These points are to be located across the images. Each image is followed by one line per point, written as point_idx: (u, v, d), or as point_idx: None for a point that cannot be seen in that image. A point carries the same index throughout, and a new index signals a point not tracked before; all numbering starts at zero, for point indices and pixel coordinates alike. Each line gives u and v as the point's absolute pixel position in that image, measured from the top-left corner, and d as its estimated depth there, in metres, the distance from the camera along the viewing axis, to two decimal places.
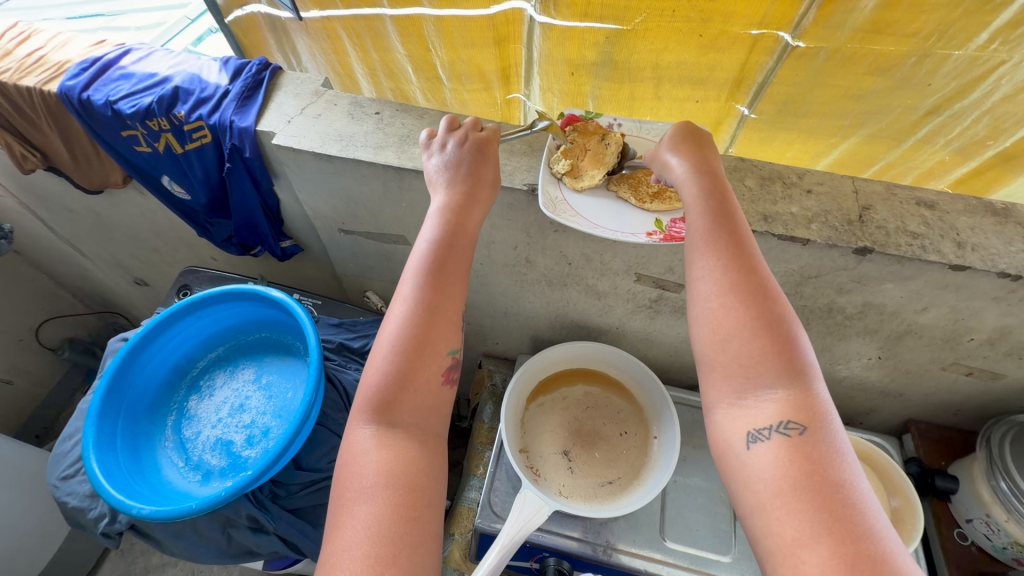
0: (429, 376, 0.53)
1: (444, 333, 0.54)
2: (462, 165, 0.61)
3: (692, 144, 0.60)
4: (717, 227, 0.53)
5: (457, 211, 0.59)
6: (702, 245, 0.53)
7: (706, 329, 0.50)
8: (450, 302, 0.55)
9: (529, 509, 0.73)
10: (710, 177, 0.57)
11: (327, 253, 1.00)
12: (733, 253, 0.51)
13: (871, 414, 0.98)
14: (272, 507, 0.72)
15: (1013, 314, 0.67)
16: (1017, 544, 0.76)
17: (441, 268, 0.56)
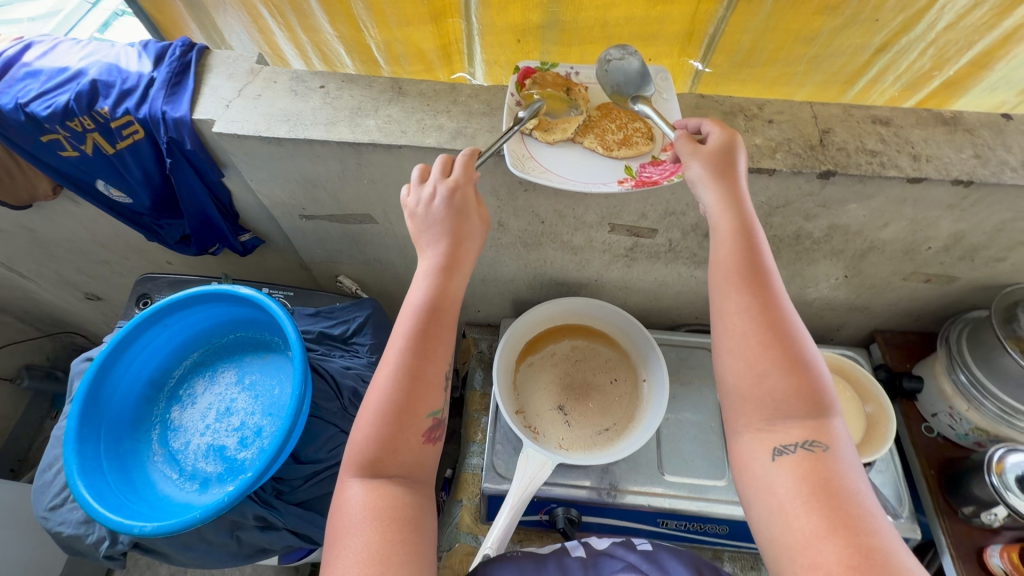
0: (410, 434, 0.51)
1: (421, 396, 0.53)
2: (441, 214, 0.58)
3: (726, 166, 0.58)
4: (736, 266, 0.54)
5: (440, 270, 0.56)
6: (723, 286, 0.54)
7: (733, 369, 0.51)
8: (428, 364, 0.53)
9: (533, 465, 0.77)
10: (731, 208, 0.56)
11: (291, 243, 0.96)
12: (759, 295, 0.52)
13: (840, 330, 1.04)
14: (278, 503, 0.72)
15: (966, 219, 0.71)
16: (978, 429, 0.83)
17: (425, 332, 0.54)
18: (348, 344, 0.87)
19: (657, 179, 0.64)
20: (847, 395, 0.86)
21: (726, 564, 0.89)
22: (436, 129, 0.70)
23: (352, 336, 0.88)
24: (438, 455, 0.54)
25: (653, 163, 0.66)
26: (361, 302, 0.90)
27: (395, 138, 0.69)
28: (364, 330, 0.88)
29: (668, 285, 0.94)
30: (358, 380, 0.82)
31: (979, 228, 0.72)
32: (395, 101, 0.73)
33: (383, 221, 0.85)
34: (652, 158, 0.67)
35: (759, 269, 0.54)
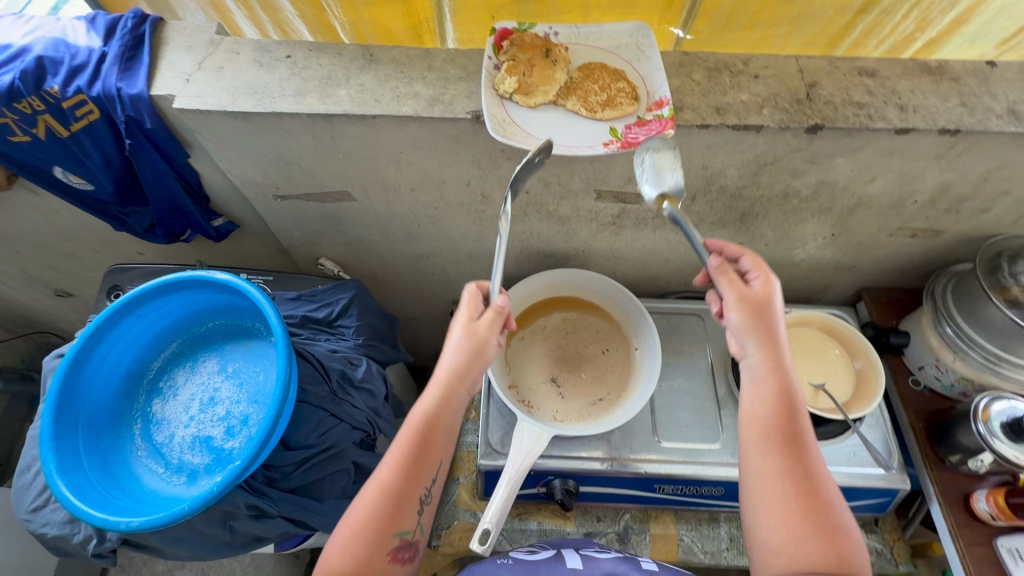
0: (380, 552, 0.55)
1: (396, 516, 0.56)
2: (456, 347, 0.63)
3: (766, 326, 0.62)
4: (770, 426, 0.59)
5: (446, 396, 0.61)
6: (758, 442, 0.58)
7: (772, 532, 0.54)
8: (409, 489, 0.57)
9: (529, 438, 0.76)
10: (770, 368, 0.61)
11: (267, 226, 0.92)
12: (794, 456, 0.57)
13: (828, 290, 1.04)
14: (270, 491, 0.70)
15: (952, 170, 0.70)
16: (964, 379, 0.85)
17: (418, 459, 0.58)
18: (333, 327, 0.85)
19: (641, 140, 0.63)
20: (834, 350, 0.88)
21: (723, 526, 0.90)
22: (412, 96, 0.67)
23: (337, 319, 0.86)
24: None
25: (638, 123, 0.64)
26: (343, 283, 0.88)
27: (369, 108, 0.66)
28: (349, 312, 0.86)
29: (656, 252, 0.93)
30: (346, 363, 0.81)
31: (965, 178, 0.72)
32: (366, 69, 0.70)
33: (362, 198, 0.82)
34: (638, 118, 0.64)
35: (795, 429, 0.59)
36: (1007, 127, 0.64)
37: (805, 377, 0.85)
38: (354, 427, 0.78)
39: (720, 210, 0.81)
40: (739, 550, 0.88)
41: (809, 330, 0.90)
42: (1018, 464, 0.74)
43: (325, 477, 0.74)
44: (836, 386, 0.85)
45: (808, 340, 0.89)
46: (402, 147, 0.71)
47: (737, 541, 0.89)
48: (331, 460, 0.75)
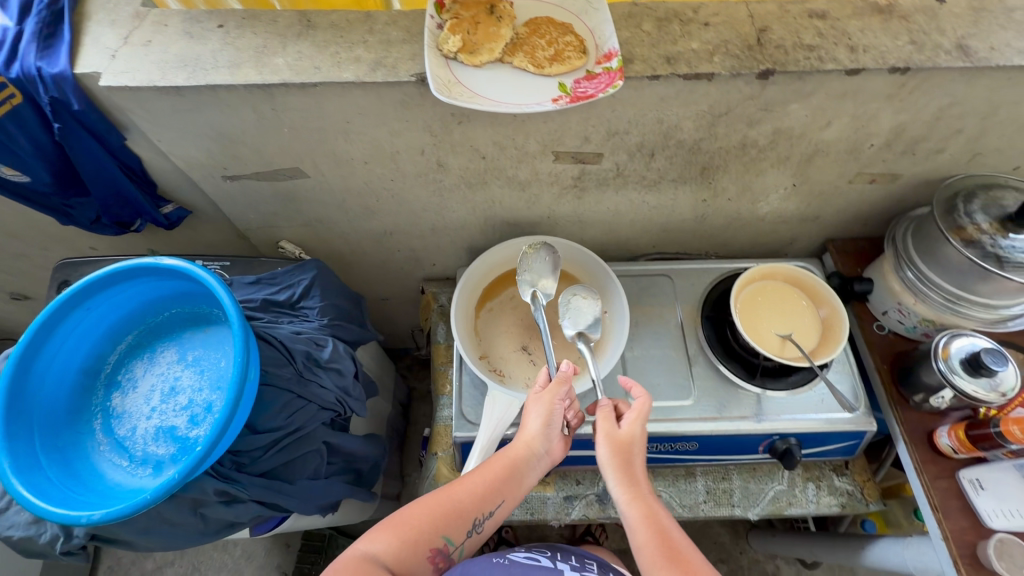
0: (421, 540, 0.63)
1: (451, 521, 0.65)
2: (534, 409, 0.70)
3: (626, 464, 0.67)
4: (655, 546, 0.62)
5: (531, 442, 0.70)
6: (651, 561, 0.61)
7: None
8: (471, 505, 0.66)
9: (501, 407, 0.77)
10: (642, 498, 0.65)
11: (220, 210, 0.89)
12: (679, 567, 0.60)
13: (794, 243, 1.05)
14: (239, 476, 0.69)
15: (905, 110, 0.70)
16: (925, 320, 0.86)
17: (497, 485, 0.68)
18: (297, 308, 0.83)
19: (592, 93, 0.61)
20: (800, 301, 0.89)
21: (699, 479, 0.91)
22: (353, 61, 0.64)
23: (300, 301, 0.84)
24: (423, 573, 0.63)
25: (587, 77, 0.62)
26: (303, 265, 0.85)
27: (309, 76, 0.63)
28: (311, 293, 0.84)
29: (621, 214, 0.92)
30: (311, 344, 0.80)
31: (918, 118, 0.72)
32: (304, 35, 0.66)
33: (314, 173, 0.79)
34: (587, 72, 0.63)
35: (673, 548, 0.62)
36: (956, 62, 0.64)
37: (773, 328, 0.86)
38: (323, 406, 0.77)
39: (680, 166, 0.80)
40: (716, 501, 0.90)
41: (774, 283, 0.91)
42: (975, 398, 0.76)
43: (296, 458, 0.74)
44: (804, 335, 0.86)
45: (773, 292, 0.89)
46: (349, 116, 0.68)
47: (713, 493, 0.91)
48: (302, 441, 0.74)
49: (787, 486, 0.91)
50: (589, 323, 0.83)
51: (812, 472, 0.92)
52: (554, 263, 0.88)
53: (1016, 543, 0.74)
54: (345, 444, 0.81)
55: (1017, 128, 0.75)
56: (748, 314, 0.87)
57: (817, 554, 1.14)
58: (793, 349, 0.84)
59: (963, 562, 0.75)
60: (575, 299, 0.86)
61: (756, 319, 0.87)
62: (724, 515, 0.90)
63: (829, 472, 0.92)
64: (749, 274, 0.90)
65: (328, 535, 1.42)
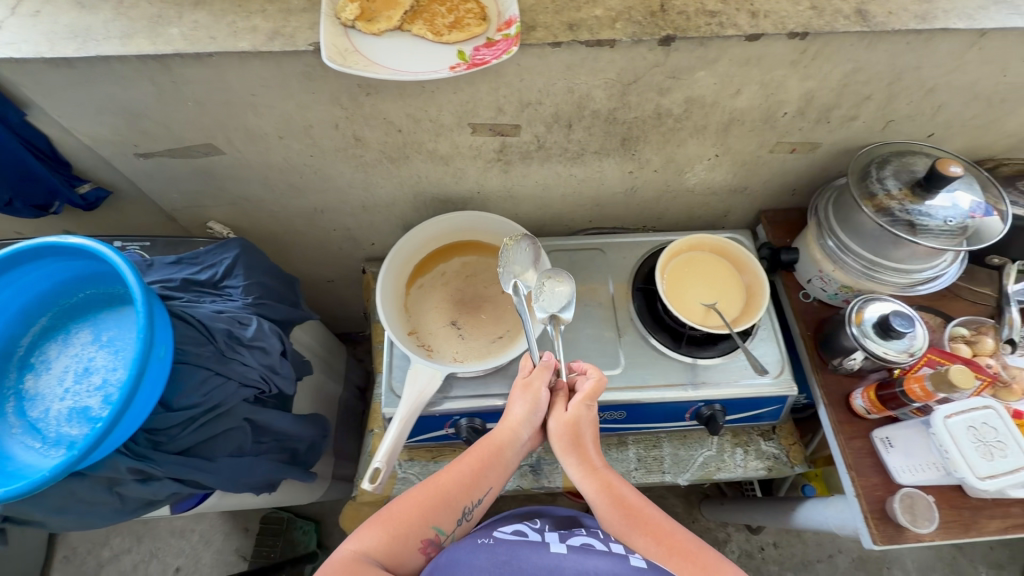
0: (413, 535, 0.62)
1: (440, 511, 0.65)
2: (517, 397, 0.73)
3: (580, 441, 0.71)
4: (619, 512, 0.66)
5: (516, 427, 0.71)
6: (622, 528, 0.65)
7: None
8: (459, 492, 0.67)
9: (423, 379, 0.77)
10: (602, 473, 0.69)
11: (142, 189, 0.87)
12: (645, 528, 0.64)
13: (729, 216, 1.06)
14: (154, 453, 0.69)
15: (811, 77, 0.71)
16: (845, 287, 0.88)
17: (479, 469, 0.69)
18: (220, 288, 0.83)
19: (489, 60, 0.60)
20: (726, 271, 0.90)
21: (631, 447, 0.94)
22: (250, 31, 0.63)
23: (223, 280, 0.83)
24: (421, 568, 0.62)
25: (486, 45, 0.62)
26: (226, 243, 0.85)
27: (203, 46, 0.62)
28: (235, 273, 0.84)
29: (551, 187, 0.93)
30: (234, 323, 0.79)
31: (825, 85, 0.73)
32: (201, 5, 0.65)
33: (230, 150, 0.78)
34: (487, 40, 0.62)
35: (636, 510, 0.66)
36: (853, 26, 0.65)
37: (698, 298, 0.87)
38: (245, 383, 0.77)
39: (600, 137, 0.80)
40: (647, 469, 0.93)
41: (702, 254, 0.92)
42: (886, 359, 0.78)
43: (217, 435, 0.74)
44: (728, 304, 0.88)
45: (701, 263, 0.91)
46: (253, 88, 0.67)
47: (644, 460, 0.93)
48: (223, 419, 0.74)
49: (715, 451, 0.94)
50: (560, 307, 0.82)
51: (739, 438, 0.94)
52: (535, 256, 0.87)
53: (921, 496, 0.77)
54: (272, 422, 0.81)
55: (923, 94, 0.76)
56: (674, 285, 0.88)
57: (757, 518, 1.18)
58: (716, 318, 0.85)
59: (871, 516, 0.78)
60: (548, 281, 0.83)
61: (682, 289, 0.88)
62: (654, 481, 0.92)
63: (756, 437, 0.95)
64: (676, 245, 0.91)
65: (286, 518, 1.43)
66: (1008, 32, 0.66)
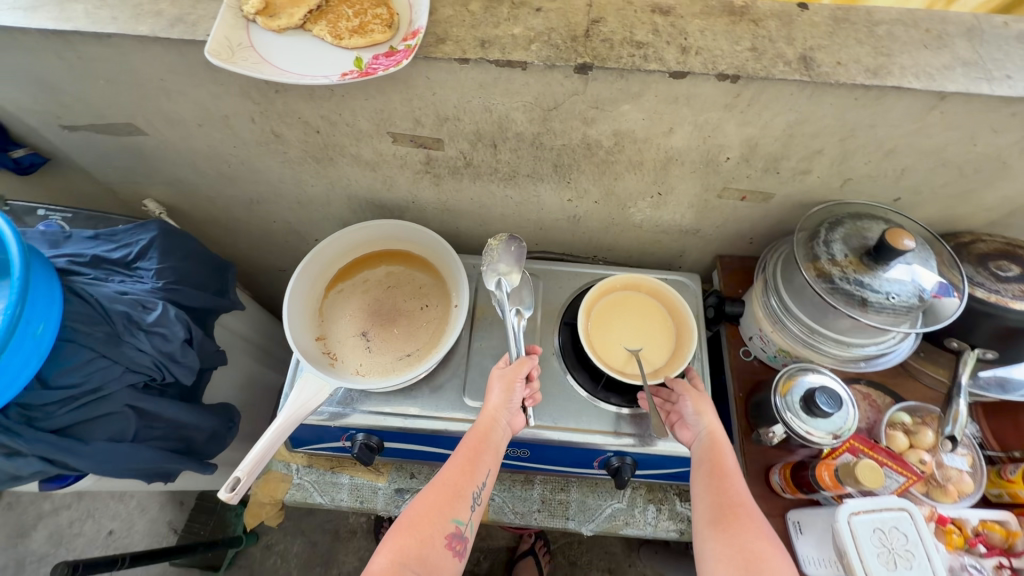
0: (432, 532, 0.61)
1: (453, 503, 0.63)
2: (498, 383, 0.73)
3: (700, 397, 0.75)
4: (704, 465, 0.67)
5: (497, 414, 0.71)
6: (699, 480, 0.66)
7: (712, 543, 0.59)
8: (468, 482, 0.65)
9: (310, 389, 0.74)
10: (709, 427, 0.71)
11: (77, 161, 0.88)
12: (720, 484, 0.64)
13: (685, 257, 1.00)
14: (24, 430, 0.68)
15: (751, 123, 0.65)
16: (783, 350, 0.81)
17: (477, 455, 0.67)
18: (131, 268, 0.83)
19: (380, 70, 0.57)
20: (659, 316, 0.84)
21: (536, 487, 0.90)
22: (153, 15, 0.61)
23: (136, 261, 0.83)
24: (459, 566, 0.61)
25: (386, 54, 0.59)
26: (147, 224, 0.86)
27: (103, 26, 0.60)
28: (149, 254, 0.84)
29: (488, 206, 0.89)
30: (135, 306, 0.78)
31: (769, 132, 0.67)
32: None
33: (152, 132, 0.77)
34: (388, 49, 0.59)
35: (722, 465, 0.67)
36: (793, 74, 0.59)
37: (622, 342, 0.81)
38: (134, 369, 0.75)
39: (530, 160, 0.76)
40: (550, 512, 0.88)
41: (637, 295, 0.86)
42: (808, 439, 0.71)
43: (95, 418, 0.73)
44: (653, 353, 0.81)
45: (633, 304, 0.85)
46: (160, 73, 0.65)
47: (548, 503, 0.89)
48: (103, 403, 0.73)
49: (626, 505, 0.88)
50: (525, 299, 0.88)
51: (654, 494, 0.89)
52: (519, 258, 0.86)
53: None
54: (161, 410, 0.79)
55: (882, 154, 0.69)
56: (600, 324, 0.83)
57: None
58: (636, 366, 0.79)
59: None
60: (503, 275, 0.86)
61: (607, 330, 0.82)
62: (556, 526, 0.88)
63: (672, 496, 0.89)
64: (610, 282, 0.86)
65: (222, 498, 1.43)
66: (972, 98, 0.59)
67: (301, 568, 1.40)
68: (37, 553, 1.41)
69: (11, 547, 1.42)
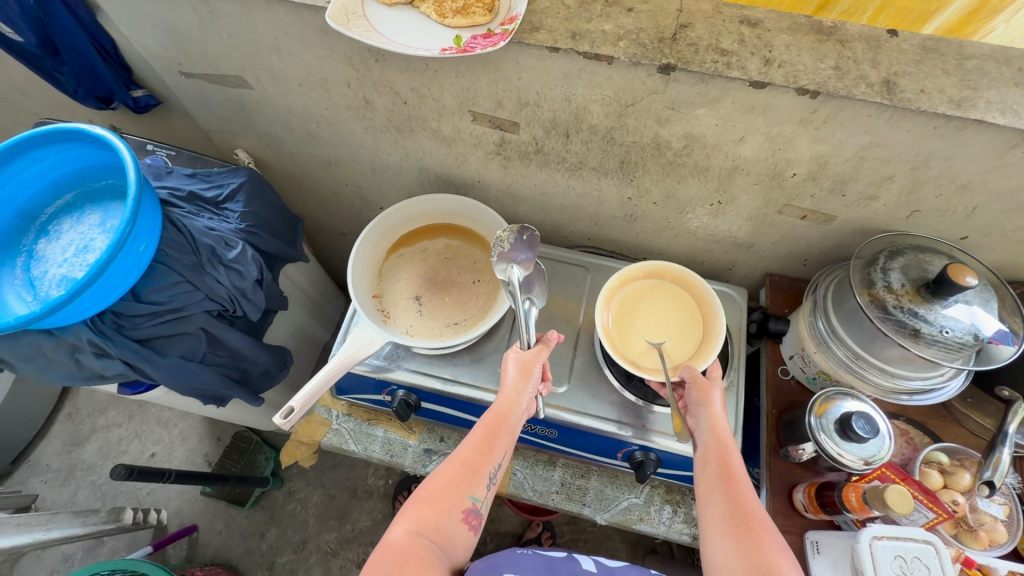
0: (449, 507, 0.63)
1: (470, 480, 0.65)
2: (511, 363, 0.74)
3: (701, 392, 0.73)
4: (713, 471, 0.65)
5: (515, 395, 0.71)
6: (709, 484, 0.64)
7: (720, 542, 0.58)
8: (483, 461, 0.67)
9: (364, 340, 0.79)
10: (715, 425, 0.69)
11: (185, 106, 0.96)
12: (728, 485, 0.63)
13: (734, 271, 1.01)
14: (114, 335, 0.76)
15: (824, 141, 0.66)
16: (823, 373, 0.81)
17: (494, 436, 0.68)
18: (219, 208, 0.91)
19: (477, 48, 0.62)
20: (685, 303, 0.83)
21: (558, 469, 0.93)
22: None
23: (224, 202, 0.91)
24: (473, 539, 0.64)
25: (483, 35, 0.63)
26: (238, 170, 0.94)
27: None
28: (237, 198, 0.92)
29: (550, 195, 0.92)
30: (219, 242, 0.86)
31: (840, 152, 0.67)
32: None
33: (257, 86, 0.84)
34: (486, 31, 0.64)
35: (729, 467, 0.65)
36: (873, 96, 0.60)
37: (643, 334, 0.80)
38: (211, 298, 0.83)
39: (598, 153, 0.79)
40: (567, 495, 0.91)
41: (662, 282, 0.85)
42: (839, 462, 0.72)
43: (173, 335, 0.81)
44: (676, 347, 0.79)
45: (656, 292, 0.84)
46: (277, 33, 0.72)
47: (567, 486, 0.92)
48: (182, 322, 0.81)
49: (642, 500, 0.90)
50: (537, 294, 0.85)
51: (672, 495, 0.90)
52: (532, 245, 0.84)
53: None
54: (228, 339, 0.87)
55: (954, 189, 0.69)
56: (622, 314, 0.82)
57: None
58: (654, 360, 0.78)
59: None
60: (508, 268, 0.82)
61: (630, 321, 0.81)
62: (571, 510, 0.91)
63: (690, 500, 0.90)
64: (632, 271, 0.85)
65: (255, 441, 1.52)
66: None
67: (318, 518, 1.48)
68: (87, 462, 1.54)
69: (66, 452, 1.56)
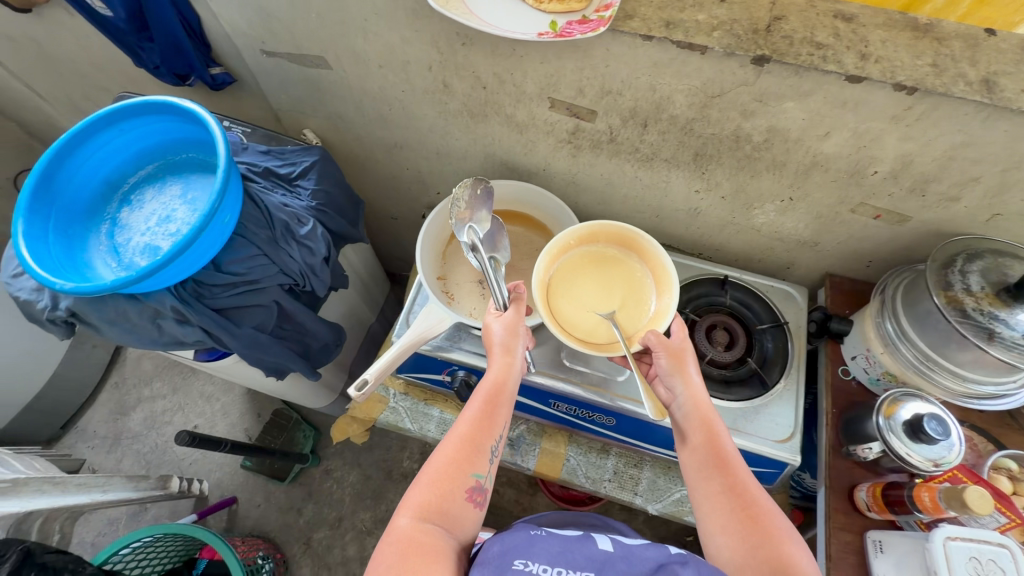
0: (455, 488, 0.60)
1: (472, 456, 0.62)
2: (495, 330, 0.72)
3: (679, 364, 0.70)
4: (703, 455, 0.64)
5: (508, 363, 0.70)
6: (698, 470, 0.63)
7: (728, 537, 0.57)
8: (485, 435, 0.64)
9: (433, 319, 0.81)
10: (698, 402, 0.67)
11: (259, 85, 0.99)
12: (725, 474, 0.61)
13: (793, 269, 1.00)
14: (196, 303, 0.78)
15: (913, 138, 0.66)
16: (888, 373, 0.81)
17: (491, 407, 0.66)
18: (292, 185, 0.93)
19: (575, 34, 0.63)
20: (627, 268, 0.80)
21: (611, 457, 0.94)
22: None
23: (297, 179, 0.94)
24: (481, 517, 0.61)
25: (579, 21, 0.64)
26: (310, 149, 0.97)
27: None
28: (308, 175, 0.94)
29: (614, 185, 0.93)
30: (293, 218, 0.88)
31: (928, 152, 0.67)
32: None
33: (336, 66, 0.86)
34: (581, 17, 0.64)
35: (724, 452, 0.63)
36: (972, 94, 0.59)
37: (590, 307, 0.77)
38: (285, 272, 0.85)
39: (673, 145, 0.79)
40: (619, 484, 0.93)
41: (596, 248, 0.82)
42: (906, 461, 0.72)
43: (248, 306, 0.83)
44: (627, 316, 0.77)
45: (591, 261, 0.80)
46: (366, 14, 0.74)
47: (620, 475, 0.93)
48: (257, 294, 0.83)
49: None
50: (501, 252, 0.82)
51: None
52: (489, 199, 0.81)
53: None
54: (295, 312, 0.89)
55: None
56: (562, 286, 0.78)
57: None
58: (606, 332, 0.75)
59: None
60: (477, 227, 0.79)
61: (572, 293, 0.78)
62: (624, 498, 0.93)
63: None
64: (563, 240, 0.80)
65: (294, 418, 1.55)
66: None
67: (353, 497, 1.50)
68: (132, 431, 1.59)
69: (112, 420, 1.60)
